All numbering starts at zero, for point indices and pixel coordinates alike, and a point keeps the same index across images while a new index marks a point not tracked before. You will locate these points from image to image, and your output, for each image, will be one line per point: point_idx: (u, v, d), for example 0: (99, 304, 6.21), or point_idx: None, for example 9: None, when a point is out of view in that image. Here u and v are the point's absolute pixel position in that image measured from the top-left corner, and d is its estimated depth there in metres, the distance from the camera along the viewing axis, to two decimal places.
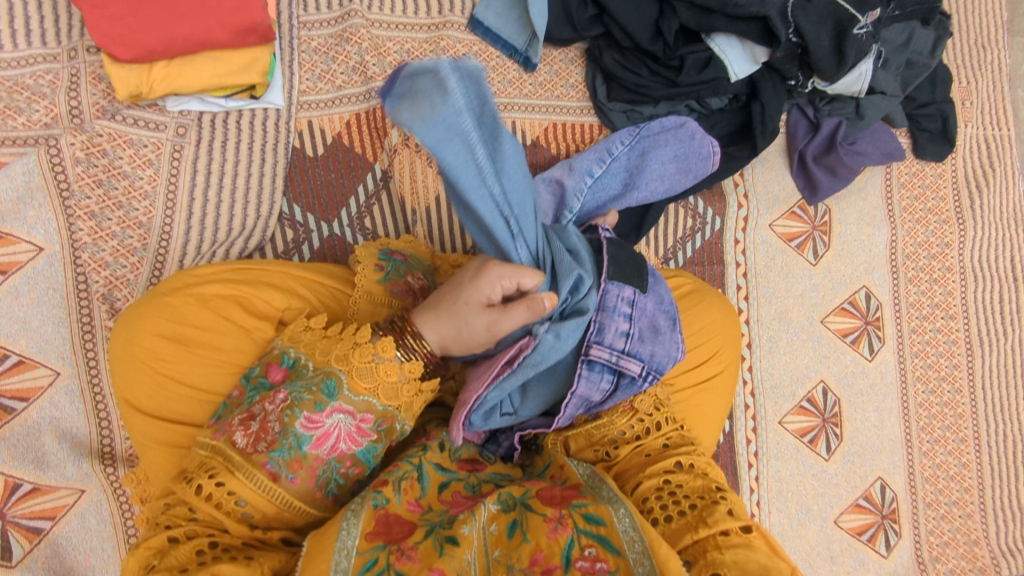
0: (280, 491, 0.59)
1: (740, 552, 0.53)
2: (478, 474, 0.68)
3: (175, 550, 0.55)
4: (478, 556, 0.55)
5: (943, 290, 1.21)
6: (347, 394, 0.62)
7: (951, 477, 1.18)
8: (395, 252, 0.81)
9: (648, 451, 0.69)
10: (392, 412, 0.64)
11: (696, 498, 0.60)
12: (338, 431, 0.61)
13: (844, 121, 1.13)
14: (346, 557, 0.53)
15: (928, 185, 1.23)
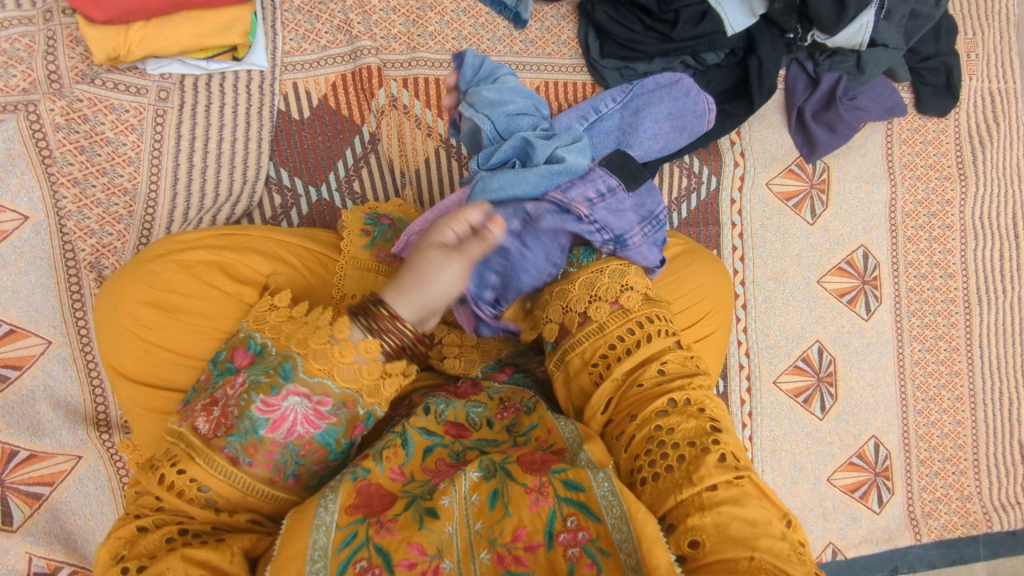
0: (239, 476, 0.56)
1: (730, 508, 0.51)
2: (463, 440, 0.68)
3: (145, 538, 0.53)
4: (459, 528, 0.55)
5: (942, 249, 1.20)
6: (304, 376, 0.58)
7: (945, 435, 1.18)
8: (381, 217, 0.83)
9: (641, 380, 0.64)
10: (353, 398, 0.60)
11: (684, 446, 0.56)
12: (294, 415, 0.58)
13: (844, 75, 1.10)
14: (326, 533, 0.54)
15: (929, 140, 1.21)
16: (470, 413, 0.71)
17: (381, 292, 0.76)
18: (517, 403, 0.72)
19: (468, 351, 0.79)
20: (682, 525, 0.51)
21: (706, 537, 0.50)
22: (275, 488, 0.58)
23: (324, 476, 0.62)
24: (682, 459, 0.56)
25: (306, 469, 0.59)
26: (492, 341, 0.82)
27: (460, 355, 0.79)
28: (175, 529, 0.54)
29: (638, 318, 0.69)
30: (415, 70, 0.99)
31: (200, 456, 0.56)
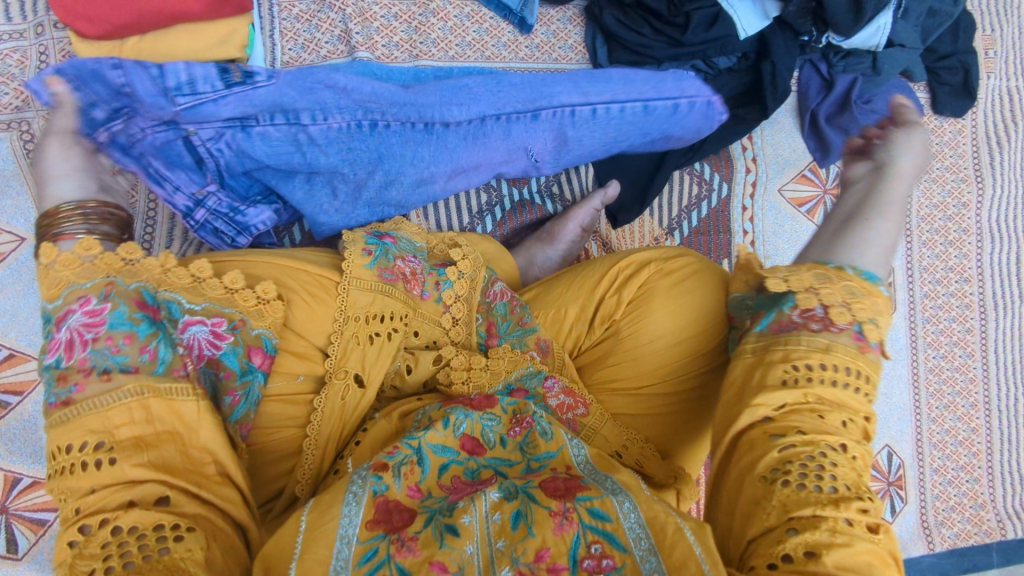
0: (76, 407, 0.52)
1: (866, 545, 0.48)
2: (477, 458, 0.66)
3: (82, 553, 0.47)
4: (480, 546, 0.55)
5: (957, 253, 1.17)
6: (54, 306, 0.58)
7: (959, 443, 1.16)
8: (384, 235, 0.81)
9: (823, 413, 0.58)
10: (101, 280, 0.59)
11: (840, 484, 0.52)
12: (73, 332, 0.56)
13: (858, 78, 1.06)
14: (348, 545, 0.54)
15: (945, 142, 1.18)
16: (485, 428, 0.69)
17: (386, 313, 0.74)
18: (531, 417, 0.70)
19: (476, 375, 0.77)
20: (806, 536, 0.49)
21: (827, 555, 0.47)
22: (117, 386, 0.54)
23: (162, 354, 0.57)
24: (832, 490, 0.52)
25: (135, 360, 0.55)
26: (501, 364, 0.79)
27: (469, 378, 0.77)
28: (109, 533, 0.48)
29: (862, 368, 0.60)
30: None
31: (53, 425, 0.52)
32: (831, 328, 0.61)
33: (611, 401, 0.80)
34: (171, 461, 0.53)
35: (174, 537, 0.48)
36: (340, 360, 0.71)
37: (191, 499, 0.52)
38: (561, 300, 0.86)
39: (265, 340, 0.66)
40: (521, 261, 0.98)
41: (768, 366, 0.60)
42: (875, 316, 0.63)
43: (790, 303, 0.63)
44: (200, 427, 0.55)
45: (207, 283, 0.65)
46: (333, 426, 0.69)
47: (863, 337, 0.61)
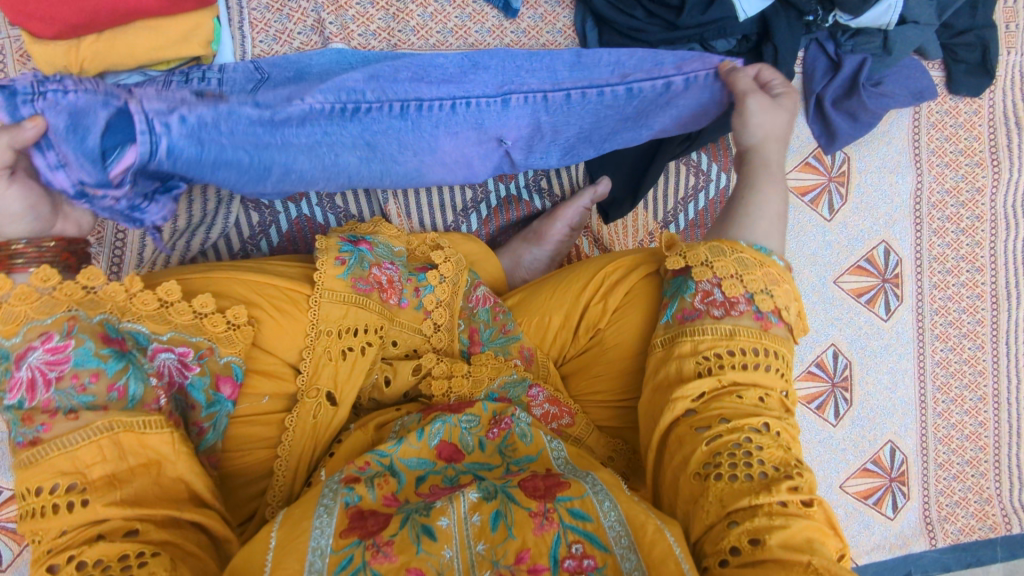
0: (43, 447, 0.50)
1: (803, 522, 0.50)
2: (455, 466, 0.64)
3: None
4: (459, 550, 0.52)
5: (969, 241, 1.12)
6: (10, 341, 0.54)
7: (966, 437, 1.13)
8: (359, 241, 0.78)
9: (740, 394, 0.62)
10: (65, 316, 0.55)
11: (768, 468, 0.55)
12: (35, 371, 0.52)
13: (869, 57, 0.99)
14: (322, 556, 0.50)
15: (961, 124, 1.11)
16: (463, 432, 0.66)
17: (359, 326, 0.72)
18: (509, 418, 0.68)
19: (458, 382, 0.75)
20: (748, 525, 0.50)
21: (770, 538, 0.49)
22: (86, 423, 0.51)
23: (133, 390, 0.55)
24: (762, 476, 0.54)
25: (103, 399, 0.53)
26: (484, 371, 0.77)
27: (451, 388, 0.75)
28: (75, 568, 0.46)
29: (767, 345, 0.65)
30: None
31: (20, 468, 0.51)
32: (734, 312, 0.66)
33: (593, 413, 0.79)
34: (141, 496, 0.51)
35: (139, 563, 0.46)
36: (311, 377, 0.69)
37: (161, 527, 0.50)
38: (546, 307, 0.83)
39: (236, 367, 0.63)
40: (506, 261, 0.96)
41: (680, 359, 0.65)
42: (771, 286, 0.69)
43: (691, 290, 0.69)
44: (173, 457, 0.53)
45: (173, 308, 0.61)
46: (305, 445, 0.68)
47: (763, 316, 0.67)
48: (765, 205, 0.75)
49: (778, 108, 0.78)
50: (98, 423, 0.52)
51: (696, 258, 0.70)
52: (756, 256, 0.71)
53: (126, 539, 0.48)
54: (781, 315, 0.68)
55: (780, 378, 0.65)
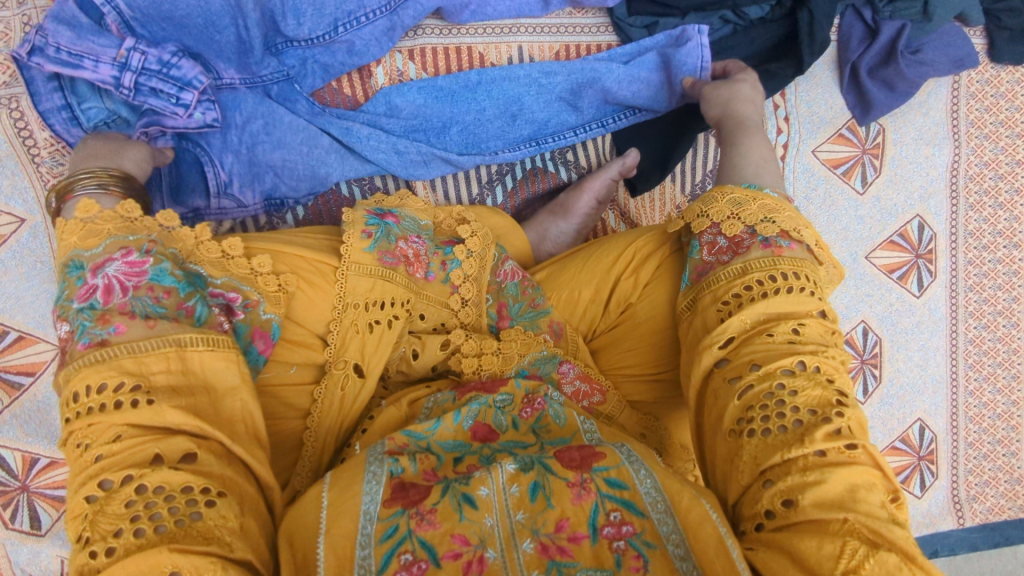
0: (113, 349, 0.51)
1: (843, 471, 0.50)
2: (491, 444, 0.63)
3: (104, 510, 0.44)
4: (500, 519, 0.52)
5: (1008, 215, 1.08)
6: (89, 257, 0.58)
7: (998, 417, 1.10)
8: (387, 213, 0.78)
9: (770, 332, 0.60)
10: (145, 239, 0.61)
11: (804, 414, 0.53)
12: (112, 279, 0.56)
13: (908, 24, 0.96)
14: (371, 521, 0.51)
15: (1002, 93, 1.06)
16: (497, 412, 0.66)
17: (385, 300, 0.72)
18: (542, 399, 0.68)
19: (488, 358, 0.75)
20: (781, 485, 0.50)
21: (804, 498, 0.49)
22: (159, 332, 0.53)
23: (200, 312, 0.58)
24: (798, 424, 0.53)
25: (173, 312, 0.56)
26: (514, 347, 0.77)
27: (481, 365, 0.75)
28: (134, 490, 0.45)
29: (784, 270, 0.64)
30: (421, 40, 0.92)
31: (79, 368, 0.51)
32: (740, 252, 0.66)
33: (625, 389, 0.79)
34: (200, 410, 0.51)
35: (206, 501, 0.46)
36: (339, 349, 0.69)
37: (219, 459, 0.49)
38: (575, 281, 0.83)
39: (274, 325, 0.65)
40: (532, 235, 0.96)
41: (704, 311, 0.65)
42: (771, 215, 0.69)
43: (697, 248, 0.70)
44: (225, 392, 0.54)
45: (233, 261, 0.66)
46: (335, 417, 0.69)
47: (771, 243, 0.66)
48: (747, 157, 0.77)
49: (731, 84, 0.87)
50: (171, 333, 0.54)
51: (693, 213, 0.73)
52: (748, 193, 0.71)
53: (183, 466, 0.47)
54: (791, 238, 0.67)
55: (812, 298, 0.63)
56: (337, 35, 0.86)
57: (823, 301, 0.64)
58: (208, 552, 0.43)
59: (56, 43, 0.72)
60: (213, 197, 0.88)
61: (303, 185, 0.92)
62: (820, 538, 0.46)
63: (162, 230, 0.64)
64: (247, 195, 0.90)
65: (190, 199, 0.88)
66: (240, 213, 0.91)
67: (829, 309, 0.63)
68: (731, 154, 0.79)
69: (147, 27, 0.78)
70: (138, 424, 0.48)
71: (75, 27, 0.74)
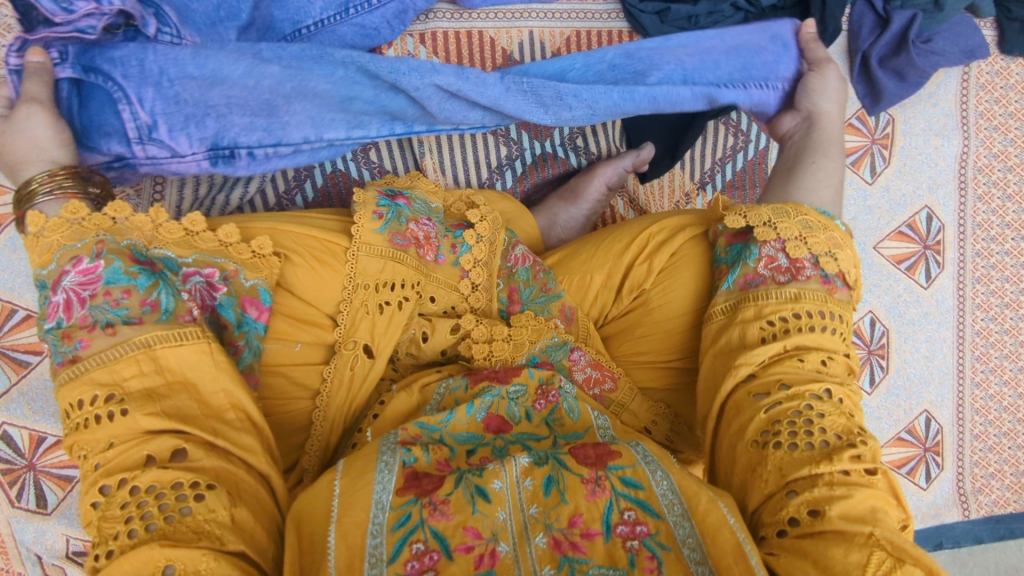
0: (83, 364, 0.51)
1: (866, 492, 0.49)
2: (504, 436, 0.63)
3: (105, 515, 0.46)
4: (512, 513, 0.52)
5: (1017, 208, 1.07)
6: (49, 270, 0.57)
7: (1004, 409, 1.10)
8: (397, 195, 0.77)
9: (801, 357, 0.60)
10: (93, 240, 0.58)
11: (830, 436, 0.53)
12: (70, 292, 0.54)
13: (919, 13, 0.96)
14: (383, 510, 0.51)
15: (1012, 85, 1.05)
16: (510, 404, 0.66)
17: (396, 281, 0.72)
18: (556, 391, 0.68)
19: (499, 346, 0.75)
20: (807, 495, 0.50)
21: (830, 509, 0.48)
22: (123, 340, 0.52)
23: (165, 303, 0.55)
24: (823, 445, 0.53)
25: (136, 311, 0.54)
26: (525, 334, 0.76)
27: (492, 352, 0.74)
28: (128, 493, 0.46)
29: (831, 310, 0.64)
30: (433, 23, 0.94)
31: (60, 386, 0.52)
32: (799, 277, 0.65)
33: (636, 375, 0.79)
34: (183, 410, 0.51)
35: (194, 496, 0.46)
36: (349, 330, 0.69)
37: (208, 451, 0.50)
38: (587, 266, 0.82)
39: (262, 289, 0.64)
40: (542, 221, 0.96)
41: (745, 325, 0.64)
42: (834, 250, 0.68)
43: (754, 255, 0.67)
44: (207, 381, 0.53)
45: (198, 236, 0.63)
46: (343, 399, 0.68)
47: (829, 280, 0.66)
48: (828, 174, 0.77)
49: (829, 85, 0.85)
50: (134, 338, 0.53)
51: (761, 215, 0.69)
52: (820, 219, 0.70)
53: (174, 464, 0.48)
54: (846, 281, 0.67)
55: (843, 341, 0.63)
56: (348, 17, 0.86)
57: (852, 341, 0.65)
58: (199, 548, 0.44)
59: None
60: (135, 144, 0.71)
61: (255, 129, 0.75)
62: (847, 545, 0.46)
63: (115, 224, 0.60)
64: (181, 141, 0.73)
65: (108, 145, 0.70)
66: (176, 164, 0.74)
67: (856, 354, 0.64)
68: (812, 166, 0.78)
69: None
70: (122, 431, 0.49)
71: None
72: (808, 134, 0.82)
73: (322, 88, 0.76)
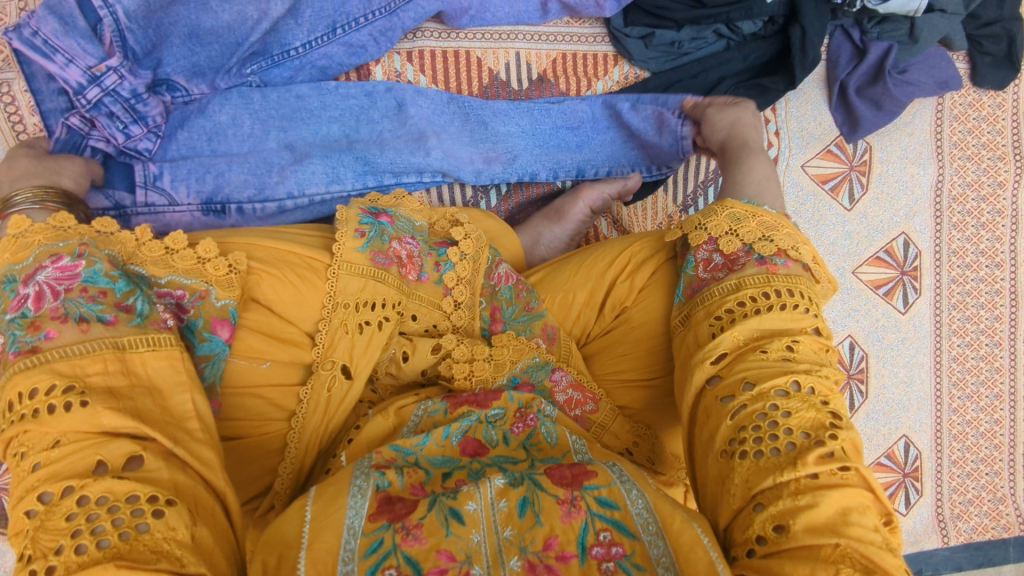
0: (43, 355, 0.49)
1: (835, 494, 0.48)
2: (481, 459, 0.62)
3: (45, 526, 0.42)
4: (486, 535, 0.51)
5: (989, 236, 1.09)
6: (24, 268, 0.56)
7: (981, 435, 1.10)
8: (381, 213, 0.77)
9: (764, 349, 0.60)
10: (76, 242, 0.58)
11: (797, 436, 0.52)
12: (43, 285, 0.54)
13: (895, 45, 0.99)
14: (355, 535, 0.49)
15: (984, 117, 1.08)
16: (487, 427, 0.65)
17: (377, 301, 0.71)
18: (534, 415, 0.67)
19: (479, 366, 0.73)
20: (772, 509, 0.49)
21: (795, 522, 0.48)
22: (92, 337, 0.50)
23: (140, 307, 0.55)
24: (790, 446, 0.52)
25: (109, 309, 0.53)
26: (506, 354, 0.75)
27: (472, 372, 0.73)
28: (75, 502, 0.43)
29: (778, 287, 0.64)
30: (420, 42, 0.94)
31: (9, 375, 0.48)
32: (735, 268, 0.67)
33: (618, 395, 0.79)
34: (144, 412, 0.48)
35: (153, 511, 0.43)
36: (327, 350, 0.68)
37: (166, 461, 0.47)
38: (569, 284, 0.82)
39: (231, 310, 0.63)
40: (526, 239, 0.96)
41: (696, 326, 0.66)
42: (769, 233, 0.70)
43: (692, 264, 0.71)
44: (173, 389, 0.51)
45: (178, 254, 0.63)
46: (320, 421, 0.67)
47: (766, 261, 0.67)
48: (749, 175, 0.80)
49: (734, 107, 0.91)
50: (100, 337, 0.51)
51: (692, 224, 0.74)
52: (748, 210, 0.73)
53: (129, 474, 0.45)
54: (787, 256, 0.68)
55: (806, 314, 0.63)
56: (334, 38, 0.87)
57: (818, 317, 0.64)
58: (158, 569, 0.41)
59: (38, 29, 0.72)
60: (140, 190, 0.81)
61: (247, 186, 0.85)
62: (811, 564, 0.45)
63: (99, 236, 0.62)
64: (179, 191, 0.82)
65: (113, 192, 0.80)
66: (171, 214, 0.82)
67: (824, 326, 0.64)
68: (735, 172, 0.81)
69: (138, 36, 0.77)
70: (77, 428, 0.46)
71: (66, 23, 0.73)
72: (736, 151, 0.85)
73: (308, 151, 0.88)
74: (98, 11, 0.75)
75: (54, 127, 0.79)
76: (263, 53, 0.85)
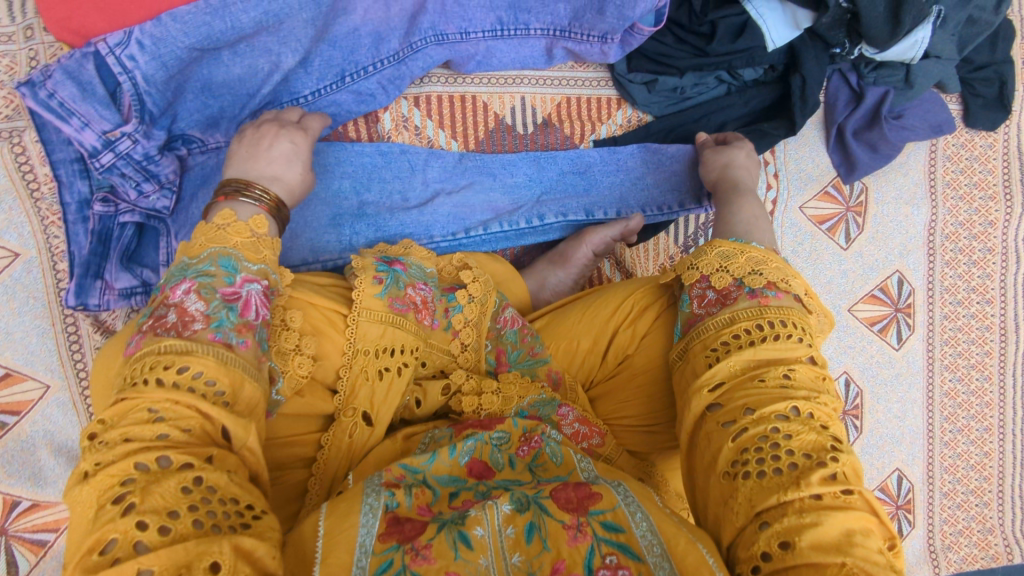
0: (238, 358, 0.52)
1: (838, 516, 0.50)
2: (487, 481, 0.63)
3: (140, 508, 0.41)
4: (495, 560, 0.52)
5: (980, 273, 1.12)
6: (244, 265, 0.58)
7: (971, 467, 1.13)
8: (394, 261, 0.78)
9: (762, 377, 0.61)
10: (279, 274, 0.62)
11: (799, 458, 0.54)
12: (254, 296, 0.57)
13: (890, 90, 1.01)
14: (366, 554, 0.50)
15: (975, 157, 1.11)
16: (493, 450, 0.66)
17: (396, 346, 0.72)
18: (539, 437, 0.68)
19: (488, 397, 0.75)
20: (777, 526, 0.50)
21: (801, 539, 0.49)
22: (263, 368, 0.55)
23: None
24: (792, 467, 0.54)
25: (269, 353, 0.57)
26: (513, 389, 0.77)
27: (481, 405, 0.74)
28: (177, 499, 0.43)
29: (770, 318, 0.66)
30: (427, 87, 0.96)
31: (182, 351, 0.50)
32: (728, 303, 0.69)
33: (626, 438, 0.81)
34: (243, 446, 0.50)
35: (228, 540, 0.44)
36: (349, 397, 0.69)
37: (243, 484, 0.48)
38: (573, 331, 0.84)
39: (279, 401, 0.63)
40: (531, 282, 0.97)
41: (694, 359, 0.67)
42: (759, 266, 0.71)
43: (687, 301, 0.73)
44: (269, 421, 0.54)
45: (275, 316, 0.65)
46: (341, 463, 0.67)
47: (757, 294, 0.69)
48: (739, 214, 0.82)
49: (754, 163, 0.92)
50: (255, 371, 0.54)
51: (683, 264, 0.75)
52: (735, 247, 0.75)
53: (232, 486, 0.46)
54: (778, 288, 0.69)
55: (800, 343, 0.65)
56: (344, 85, 0.88)
57: (812, 346, 0.66)
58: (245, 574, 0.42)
59: (56, 92, 0.72)
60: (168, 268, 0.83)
61: None
62: None
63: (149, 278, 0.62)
64: None
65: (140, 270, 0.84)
66: None
67: (819, 356, 0.66)
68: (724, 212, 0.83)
69: (157, 98, 0.78)
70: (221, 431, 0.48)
71: (85, 89, 0.74)
72: (729, 191, 0.87)
73: (319, 210, 0.88)
74: (117, 77, 0.75)
75: (66, 180, 0.79)
76: (273, 101, 0.86)
